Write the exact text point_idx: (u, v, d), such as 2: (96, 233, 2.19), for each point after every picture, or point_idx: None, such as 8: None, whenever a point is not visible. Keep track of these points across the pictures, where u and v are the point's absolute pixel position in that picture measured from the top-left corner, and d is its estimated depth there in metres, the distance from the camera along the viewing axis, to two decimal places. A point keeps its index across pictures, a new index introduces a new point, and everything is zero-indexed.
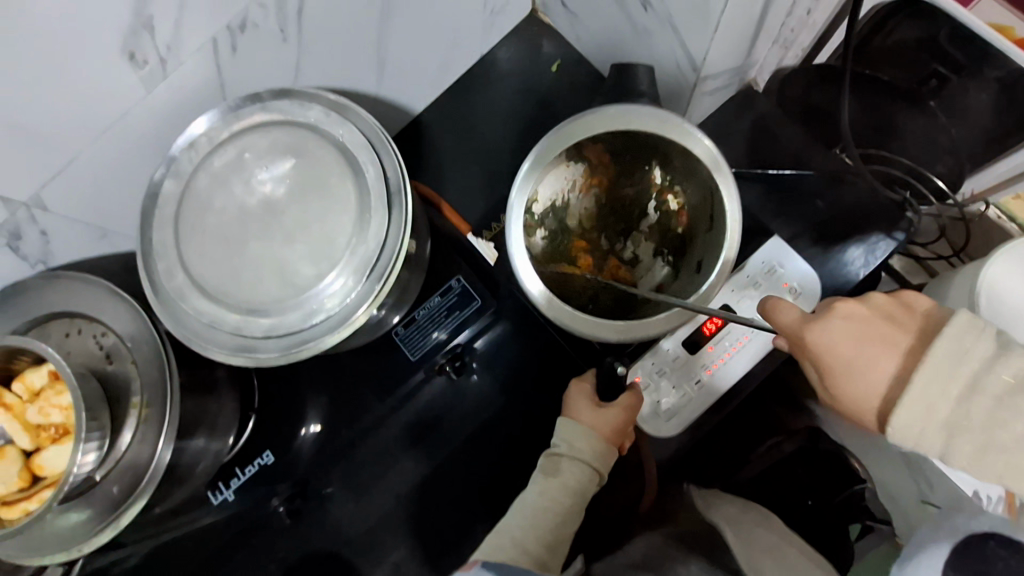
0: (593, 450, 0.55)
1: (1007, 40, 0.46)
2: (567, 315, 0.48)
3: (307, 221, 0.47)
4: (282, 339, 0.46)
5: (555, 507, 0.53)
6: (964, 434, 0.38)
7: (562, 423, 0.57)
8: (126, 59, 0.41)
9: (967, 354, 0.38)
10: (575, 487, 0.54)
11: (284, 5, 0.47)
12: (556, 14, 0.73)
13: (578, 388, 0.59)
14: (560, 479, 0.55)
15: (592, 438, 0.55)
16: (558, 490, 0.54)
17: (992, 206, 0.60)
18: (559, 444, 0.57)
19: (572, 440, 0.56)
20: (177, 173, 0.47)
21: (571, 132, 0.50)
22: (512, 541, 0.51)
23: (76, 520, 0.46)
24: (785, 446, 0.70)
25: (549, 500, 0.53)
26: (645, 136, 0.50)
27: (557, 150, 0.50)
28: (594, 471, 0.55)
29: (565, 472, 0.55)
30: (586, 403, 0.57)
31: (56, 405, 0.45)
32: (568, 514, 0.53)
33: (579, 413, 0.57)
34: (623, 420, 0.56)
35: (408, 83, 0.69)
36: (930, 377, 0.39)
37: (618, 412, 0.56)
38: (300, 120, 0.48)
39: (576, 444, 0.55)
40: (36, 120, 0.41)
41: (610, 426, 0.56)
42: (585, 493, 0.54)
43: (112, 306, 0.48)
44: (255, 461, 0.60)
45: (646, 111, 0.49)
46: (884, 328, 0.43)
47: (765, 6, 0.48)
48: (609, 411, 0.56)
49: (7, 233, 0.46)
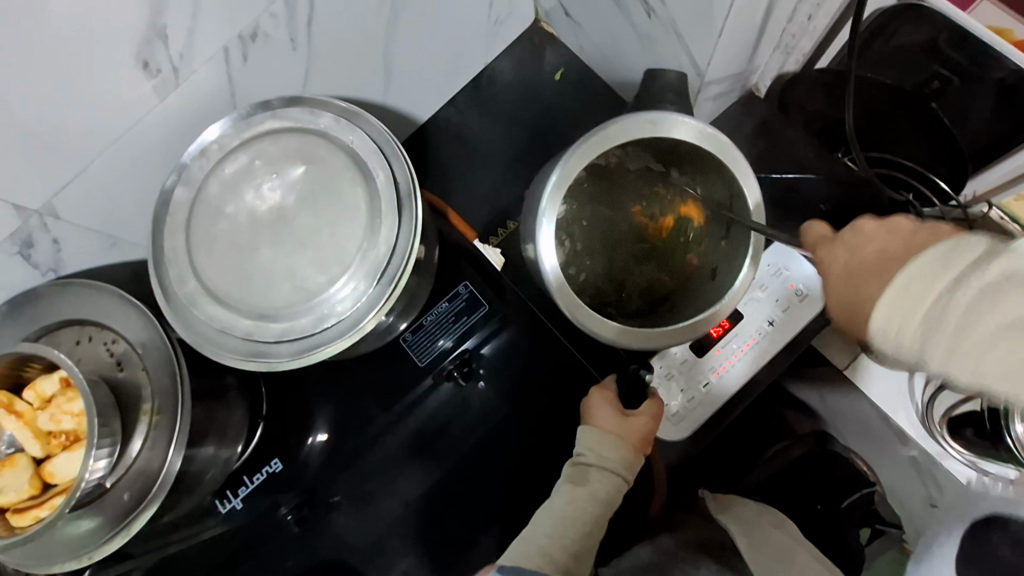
0: (622, 460, 0.54)
1: (1007, 41, 0.49)
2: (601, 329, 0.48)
3: (317, 226, 0.47)
4: (292, 344, 0.46)
5: (584, 518, 0.52)
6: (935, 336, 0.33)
7: (586, 431, 0.56)
8: (140, 68, 0.42)
9: (943, 264, 0.34)
10: (605, 498, 0.53)
11: (294, 15, 0.48)
12: (558, 24, 0.74)
13: (600, 396, 0.57)
14: (589, 489, 0.53)
15: (620, 448, 0.55)
16: (588, 500, 0.53)
17: (994, 208, 0.59)
18: (585, 453, 0.55)
19: (599, 450, 0.55)
20: (188, 180, 0.48)
21: (594, 144, 0.48)
22: (540, 552, 0.50)
23: (87, 528, 0.46)
24: (793, 450, 0.70)
25: (577, 511, 0.52)
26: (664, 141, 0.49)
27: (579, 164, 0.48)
28: (621, 480, 0.55)
29: (594, 482, 0.54)
30: (610, 411, 0.56)
31: (68, 411, 0.45)
32: (595, 524, 0.52)
33: (603, 421, 0.56)
34: (649, 429, 0.56)
35: (414, 92, 0.70)
36: (900, 294, 0.35)
37: (644, 420, 0.56)
38: (310, 127, 0.48)
39: (604, 453, 0.54)
40: (52, 128, 0.41)
41: (638, 435, 0.55)
42: (614, 502, 0.54)
43: (123, 313, 0.48)
44: (264, 470, 0.60)
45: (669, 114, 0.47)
46: (886, 251, 0.39)
47: (767, 12, 0.49)
48: (635, 420, 0.56)
49: (20, 241, 0.46)
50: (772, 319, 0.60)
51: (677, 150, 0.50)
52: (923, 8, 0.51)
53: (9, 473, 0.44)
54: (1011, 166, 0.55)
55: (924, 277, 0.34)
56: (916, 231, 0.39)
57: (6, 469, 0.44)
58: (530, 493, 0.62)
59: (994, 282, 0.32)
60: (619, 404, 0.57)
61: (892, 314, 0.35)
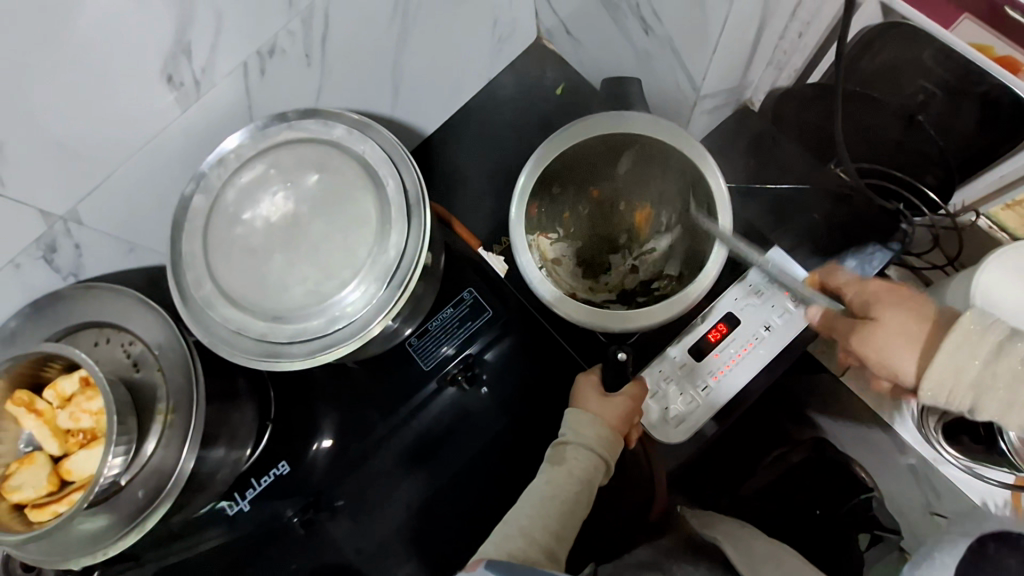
0: (600, 437, 0.57)
1: (987, 58, 0.50)
2: (569, 304, 0.54)
3: (331, 232, 0.49)
4: (305, 345, 0.48)
5: (561, 495, 0.54)
6: (993, 397, 0.42)
7: (569, 413, 0.58)
8: (164, 81, 0.44)
9: (978, 342, 0.42)
10: (582, 475, 0.55)
11: (310, 32, 0.50)
12: (560, 41, 0.77)
13: (585, 379, 0.60)
14: (566, 466, 0.56)
15: (599, 426, 0.57)
16: (565, 478, 0.55)
17: (982, 217, 0.62)
18: (566, 432, 0.58)
19: (579, 428, 0.57)
20: (207, 189, 0.50)
21: (576, 132, 0.56)
22: (521, 532, 0.52)
23: (100, 525, 0.47)
24: (792, 456, 0.71)
25: (556, 490, 0.55)
26: (648, 143, 0.56)
27: (562, 149, 0.57)
28: (600, 458, 0.56)
29: (571, 460, 0.56)
30: (593, 392, 0.59)
31: (87, 410, 0.46)
32: (576, 503, 0.54)
33: (584, 400, 0.59)
34: (629, 409, 0.58)
35: (421, 105, 0.72)
36: (951, 351, 0.43)
37: (624, 401, 0.58)
38: (324, 138, 0.51)
39: (583, 432, 0.57)
40: (80, 137, 0.43)
41: (617, 415, 0.57)
42: (593, 480, 0.56)
43: (141, 316, 0.50)
44: (271, 472, 0.61)
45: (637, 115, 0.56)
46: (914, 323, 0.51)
47: (759, 30, 0.51)
48: (614, 400, 0.58)
49: (44, 246, 0.48)
50: (769, 325, 0.61)
51: (661, 154, 0.56)
52: (908, 25, 0.53)
53: (28, 469, 0.45)
54: (1000, 173, 0.57)
55: (964, 347, 0.42)
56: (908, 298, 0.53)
57: (25, 466, 0.46)
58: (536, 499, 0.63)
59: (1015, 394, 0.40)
60: (602, 386, 0.59)
61: (952, 369, 0.43)
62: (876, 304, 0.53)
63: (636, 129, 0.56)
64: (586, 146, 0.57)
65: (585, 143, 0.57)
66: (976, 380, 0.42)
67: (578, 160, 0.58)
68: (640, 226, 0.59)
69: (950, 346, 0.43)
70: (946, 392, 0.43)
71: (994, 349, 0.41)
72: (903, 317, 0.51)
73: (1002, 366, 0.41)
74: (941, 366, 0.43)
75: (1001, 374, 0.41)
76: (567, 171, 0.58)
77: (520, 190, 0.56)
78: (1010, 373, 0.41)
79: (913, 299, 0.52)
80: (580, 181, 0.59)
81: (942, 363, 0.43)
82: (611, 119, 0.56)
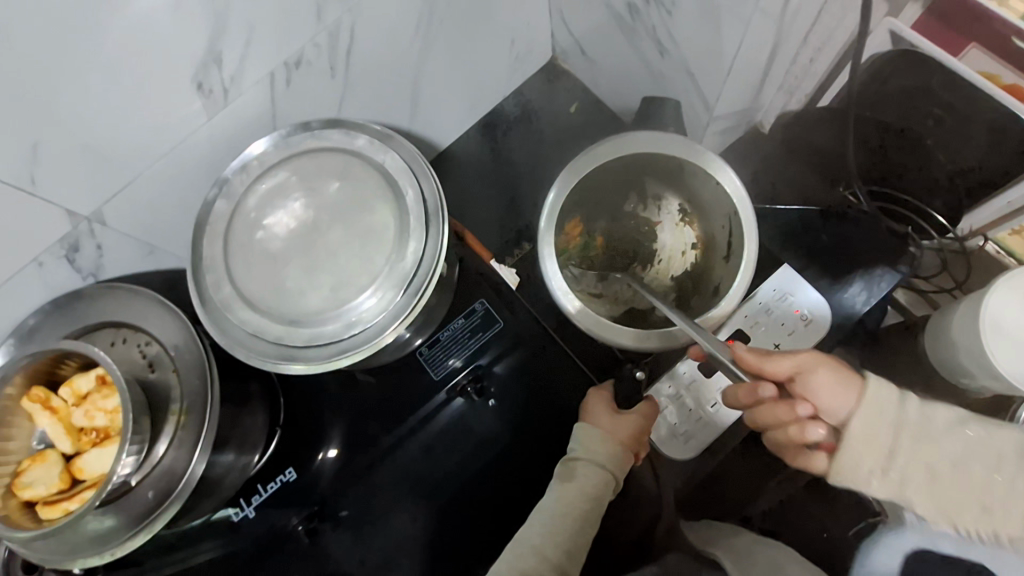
0: (611, 455, 0.56)
1: (995, 86, 0.54)
2: (595, 323, 0.53)
3: (350, 239, 0.50)
4: (321, 349, 0.48)
5: (573, 512, 0.54)
6: (904, 441, 0.45)
7: (579, 428, 0.57)
8: (195, 89, 0.45)
9: (887, 392, 0.45)
10: (592, 492, 0.55)
11: (336, 45, 0.52)
12: (574, 62, 0.79)
13: (595, 395, 0.60)
14: (577, 483, 0.55)
15: (609, 444, 0.56)
16: (576, 495, 0.54)
17: (989, 242, 0.64)
18: (574, 448, 0.57)
19: (588, 445, 0.56)
20: (229, 194, 0.51)
21: (600, 152, 0.55)
22: (534, 551, 0.52)
23: (107, 526, 0.47)
24: (798, 477, 0.71)
25: (567, 506, 0.54)
26: (669, 159, 0.55)
27: (585, 168, 0.55)
28: (610, 475, 0.56)
29: (582, 477, 0.56)
30: (604, 409, 0.59)
31: (103, 408, 0.47)
32: (585, 519, 0.54)
33: (595, 418, 0.58)
34: (641, 427, 0.59)
35: (437, 119, 0.74)
36: (872, 403, 0.45)
37: (636, 419, 0.59)
38: (347, 148, 0.52)
39: (592, 448, 0.56)
40: (108, 138, 0.44)
41: (629, 432, 0.58)
42: (602, 496, 0.55)
43: (159, 317, 0.51)
44: (278, 478, 0.61)
45: (670, 137, 0.54)
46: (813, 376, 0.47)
47: (771, 55, 0.53)
48: (625, 418, 0.58)
49: (67, 245, 0.49)
50: (777, 343, 0.62)
51: (684, 168, 0.55)
52: (916, 53, 0.56)
53: (40, 467, 0.46)
54: (1007, 200, 0.58)
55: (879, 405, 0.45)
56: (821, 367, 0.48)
57: (37, 463, 0.46)
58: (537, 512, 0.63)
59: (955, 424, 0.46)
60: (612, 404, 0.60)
61: (870, 421, 0.45)
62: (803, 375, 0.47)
63: (663, 148, 0.54)
64: (609, 161, 0.56)
65: (612, 160, 0.56)
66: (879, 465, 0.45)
67: (599, 175, 0.57)
68: (649, 237, 0.62)
69: (869, 397, 0.45)
70: (866, 456, 0.45)
71: (902, 403, 0.45)
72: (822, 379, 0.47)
73: (908, 409, 0.45)
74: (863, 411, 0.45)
75: (926, 427, 0.45)
76: (588, 184, 0.57)
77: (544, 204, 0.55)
78: (925, 418, 0.45)
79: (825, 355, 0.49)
80: (603, 189, 0.59)
81: (863, 415, 0.45)
82: (643, 138, 0.54)
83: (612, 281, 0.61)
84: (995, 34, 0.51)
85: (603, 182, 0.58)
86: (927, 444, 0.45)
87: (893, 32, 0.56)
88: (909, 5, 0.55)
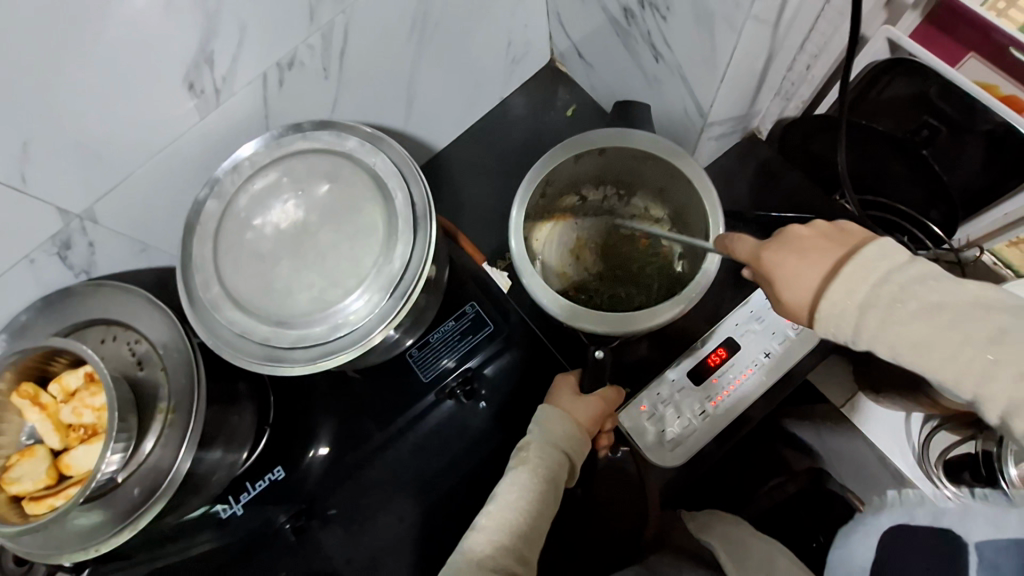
0: (568, 436, 0.56)
1: (994, 95, 0.53)
2: (561, 306, 0.53)
3: (339, 241, 0.50)
4: (306, 351, 0.49)
5: (526, 495, 0.53)
6: (873, 317, 0.38)
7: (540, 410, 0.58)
8: (186, 89, 0.45)
9: (890, 256, 0.38)
10: (548, 475, 0.54)
11: (329, 46, 0.52)
12: (571, 64, 0.79)
13: (563, 378, 0.61)
14: (532, 465, 0.55)
15: (568, 425, 0.56)
16: (530, 477, 0.54)
17: (986, 252, 0.63)
18: (535, 430, 0.58)
19: (547, 426, 0.57)
20: (220, 194, 0.51)
21: (577, 145, 0.56)
22: (493, 543, 0.51)
23: (93, 522, 0.47)
24: (788, 486, 0.70)
25: (520, 489, 0.53)
26: (643, 157, 0.57)
27: (561, 160, 0.56)
28: (567, 457, 0.56)
29: (538, 460, 0.55)
30: (567, 393, 0.59)
31: (90, 405, 0.47)
32: (539, 503, 0.53)
33: (558, 401, 0.59)
34: (601, 410, 0.58)
35: (433, 120, 0.74)
36: (849, 274, 0.38)
37: (596, 402, 0.58)
38: (336, 149, 0.52)
39: (551, 430, 0.57)
40: (96, 136, 0.44)
41: (587, 415, 0.57)
42: (557, 478, 0.55)
43: (148, 315, 0.51)
44: (266, 477, 0.62)
45: (641, 132, 0.55)
46: (813, 245, 0.42)
47: (767, 62, 0.52)
48: (588, 399, 0.58)
49: (59, 243, 0.49)
50: (768, 351, 0.62)
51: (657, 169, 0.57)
52: (915, 62, 0.55)
53: (28, 462, 0.46)
54: (1004, 211, 0.58)
55: (864, 265, 0.38)
56: (823, 236, 0.42)
57: (25, 458, 0.46)
58: None
59: (915, 277, 0.37)
60: (577, 387, 0.59)
61: (846, 287, 0.38)
62: (769, 254, 0.43)
63: (635, 145, 0.55)
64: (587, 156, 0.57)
65: (588, 152, 0.57)
66: (861, 305, 0.38)
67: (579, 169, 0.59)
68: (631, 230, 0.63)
69: (854, 262, 0.38)
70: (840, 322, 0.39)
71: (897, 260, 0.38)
72: (817, 244, 0.42)
73: (894, 279, 0.37)
74: (839, 283, 0.39)
75: (894, 291, 0.37)
76: (570, 178, 0.60)
77: (520, 189, 0.55)
78: (896, 294, 0.37)
79: (822, 227, 0.43)
80: (585, 181, 0.61)
81: (840, 281, 0.38)
82: (615, 134, 0.56)
83: (591, 269, 0.62)
84: (993, 43, 0.50)
85: (585, 174, 0.60)
86: (889, 328, 0.38)
87: (891, 40, 0.54)
88: (907, 15, 0.53)
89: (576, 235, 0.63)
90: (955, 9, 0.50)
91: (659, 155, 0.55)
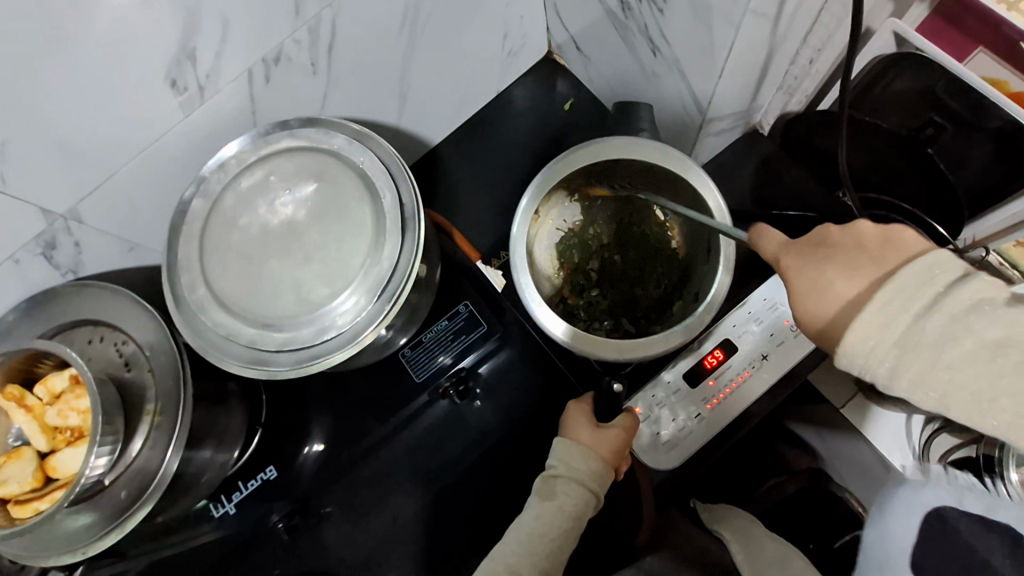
0: (590, 471, 0.55)
1: (1003, 91, 0.51)
2: (579, 336, 0.52)
3: (326, 241, 0.49)
4: (293, 353, 0.48)
5: (551, 532, 0.52)
6: (915, 359, 0.31)
7: (561, 444, 0.57)
8: (167, 85, 0.44)
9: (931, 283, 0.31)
10: (573, 511, 0.53)
11: (317, 40, 0.51)
12: (569, 56, 0.77)
13: (577, 409, 0.59)
14: (557, 501, 0.54)
15: (591, 461, 0.55)
16: (555, 514, 0.53)
17: (992, 252, 0.59)
18: (556, 464, 0.56)
19: (569, 460, 0.56)
20: (206, 193, 0.50)
21: (578, 158, 0.55)
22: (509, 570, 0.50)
23: (81, 524, 0.47)
24: (787, 486, 0.67)
25: (545, 526, 0.52)
26: (645, 166, 0.56)
27: (561, 175, 0.56)
28: (592, 494, 0.54)
29: (562, 495, 0.54)
30: (585, 424, 0.58)
31: (75, 408, 0.47)
32: (564, 540, 0.52)
33: (578, 433, 0.57)
34: (621, 443, 0.56)
35: (428, 115, 0.73)
36: (883, 307, 0.32)
37: (617, 434, 0.56)
38: (324, 147, 0.51)
39: (574, 465, 0.55)
40: (74, 135, 0.43)
41: (609, 448, 0.56)
42: (582, 516, 0.54)
43: (136, 316, 0.51)
44: (259, 476, 0.61)
45: (645, 141, 0.54)
46: (845, 247, 0.36)
47: (769, 55, 0.50)
48: (609, 433, 0.56)
49: (44, 242, 0.48)
50: (766, 354, 0.61)
51: (661, 174, 0.56)
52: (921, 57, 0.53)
53: (14, 464, 0.46)
54: (1008, 212, 0.56)
55: (902, 294, 0.31)
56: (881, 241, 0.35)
57: (12, 460, 0.46)
58: (514, 510, 0.62)
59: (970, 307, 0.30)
60: (592, 419, 0.58)
61: (883, 325, 0.31)
62: (795, 263, 0.38)
63: (641, 155, 0.54)
64: (584, 168, 0.56)
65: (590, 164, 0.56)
66: (897, 341, 0.31)
67: (575, 179, 0.58)
68: (632, 225, 0.62)
69: (890, 292, 0.32)
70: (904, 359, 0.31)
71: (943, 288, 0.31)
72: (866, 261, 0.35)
73: (943, 313, 0.30)
74: (874, 311, 0.32)
75: (940, 328, 0.30)
76: (564, 186, 0.59)
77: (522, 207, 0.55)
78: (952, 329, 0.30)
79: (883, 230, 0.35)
80: (577, 188, 0.60)
81: (870, 318, 0.32)
82: (619, 143, 0.54)
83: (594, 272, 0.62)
84: (1001, 37, 0.48)
85: (580, 181, 0.59)
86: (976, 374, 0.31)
87: (898, 33, 0.53)
88: (914, 6, 0.52)
89: (574, 238, 0.62)
90: (964, 4, 0.48)
91: (666, 165, 0.54)
